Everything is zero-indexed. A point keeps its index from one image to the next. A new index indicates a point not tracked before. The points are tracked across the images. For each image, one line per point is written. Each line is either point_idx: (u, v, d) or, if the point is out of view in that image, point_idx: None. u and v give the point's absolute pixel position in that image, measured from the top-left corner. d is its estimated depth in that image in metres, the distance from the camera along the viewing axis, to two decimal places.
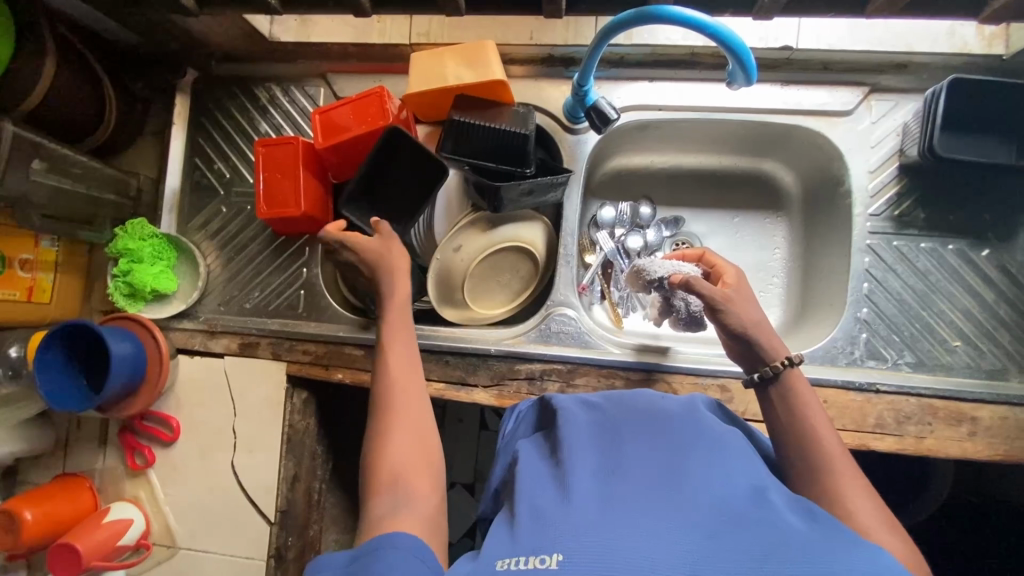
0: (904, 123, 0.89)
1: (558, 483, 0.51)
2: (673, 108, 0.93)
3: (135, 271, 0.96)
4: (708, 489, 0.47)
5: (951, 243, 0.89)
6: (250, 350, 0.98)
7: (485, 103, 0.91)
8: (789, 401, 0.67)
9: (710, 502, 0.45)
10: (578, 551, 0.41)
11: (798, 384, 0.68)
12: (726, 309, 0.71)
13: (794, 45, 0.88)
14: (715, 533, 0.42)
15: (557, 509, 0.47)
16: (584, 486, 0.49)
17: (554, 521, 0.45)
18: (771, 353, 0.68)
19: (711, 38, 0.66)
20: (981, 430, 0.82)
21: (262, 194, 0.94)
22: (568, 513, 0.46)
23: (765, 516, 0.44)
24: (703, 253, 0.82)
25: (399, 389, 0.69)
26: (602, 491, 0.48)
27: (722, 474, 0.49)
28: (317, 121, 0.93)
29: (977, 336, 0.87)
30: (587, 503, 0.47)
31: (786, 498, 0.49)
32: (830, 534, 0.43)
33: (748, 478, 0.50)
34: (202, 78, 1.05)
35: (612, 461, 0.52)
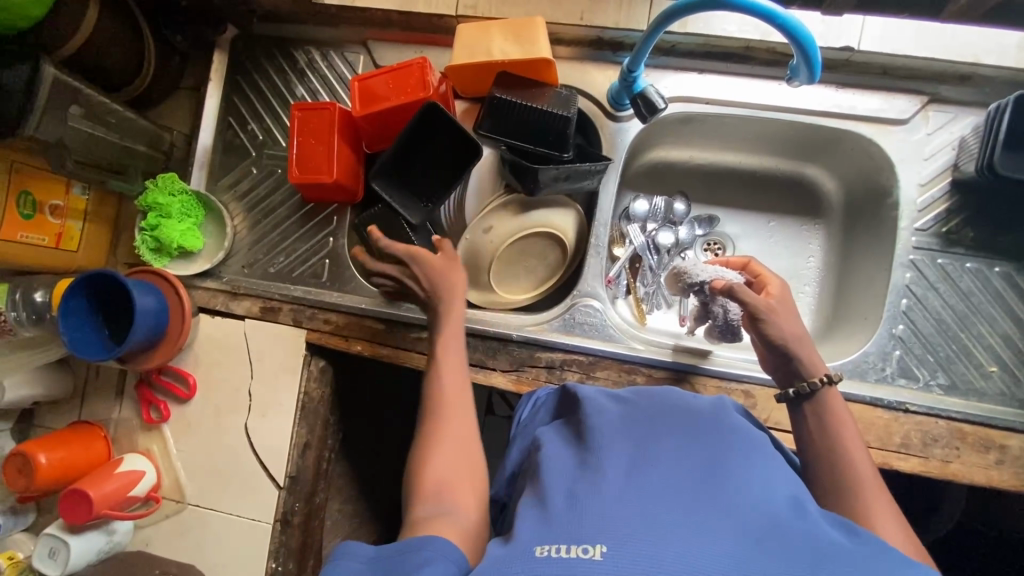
0: (961, 136, 0.86)
1: (591, 468, 0.50)
2: (721, 103, 0.90)
3: (162, 226, 0.95)
4: (748, 489, 0.46)
5: (997, 266, 0.86)
6: (271, 314, 0.98)
7: (527, 82, 0.89)
8: (818, 411, 0.66)
9: (751, 504, 0.44)
10: (623, 543, 0.41)
11: (833, 401, 0.66)
12: (772, 321, 0.69)
13: (856, 45, 0.83)
14: (762, 538, 0.41)
15: (590, 494, 0.46)
16: (620, 473, 0.48)
17: (593, 508, 0.44)
18: (811, 369, 0.67)
19: (779, 28, 0.63)
20: (1008, 459, 0.80)
21: (295, 158, 0.93)
22: (602, 500, 0.45)
23: (809, 529, 0.43)
24: (748, 261, 0.81)
25: (451, 398, 0.72)
26: (637, 477, 0.47)
27: (760, 477, 0.48)
28: (355, 88, 0.91)
29: (1014, 364, 0.84)
30: (626, 491, 0.45)
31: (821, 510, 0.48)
32: (874, 552, 0.43)
33: (784, 485, 0.49)
34: (242, 36, 1.04)
35: (643, 448, 0.52)
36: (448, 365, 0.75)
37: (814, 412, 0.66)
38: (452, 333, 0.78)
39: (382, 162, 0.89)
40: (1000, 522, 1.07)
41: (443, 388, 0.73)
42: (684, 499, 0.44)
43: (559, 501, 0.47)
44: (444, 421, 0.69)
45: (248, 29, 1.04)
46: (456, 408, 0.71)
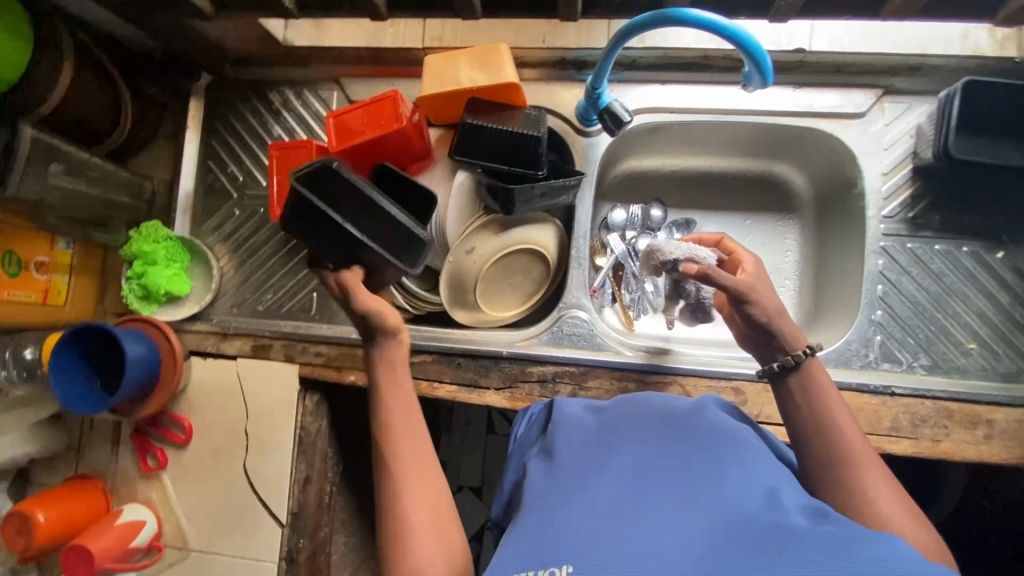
0: (918, 124, 0.89)
1: (567, 491, 0.53)
2: (685, 111, 0.93)
3: (150, 273, 0.97)
4: (716, 492, 0.49)
5: (966, 246, 0.88)
6: (263, 352, 0.99)
7: (497, 106, 0.92)
8: (814, 397, 0.66)
9: (716, 508, 0.47)
10: (585, 562, 0.45)
11: (820, 374, 0.67)
12: (750, 294, 0.70)
13: (807, 48, 0.87)
14: (725, 538, 0.44)
15: (560, 521, 0.50)
16: (593, 492, 0.51)
17: (563, 532, 0.48)
18: (794, 342, 0.68)
19: (728, 39, 0.66)
20: (996, 434, 0.82)
21: (276, 197, 0.95)
22: (570, 527, 0.49)
23: (776, 518, 0.45)
24: (720, 238, 0.84)
25: (410, 460, 0.64)
26: (607, 495, 0.50)
27: (730, 473, 0.51)
28: (330, 125, 0.94)
29: (991, 339, 0.86)
30: (595, 512, 0.49)
31: (797, 498, 0.50)
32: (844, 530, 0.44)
33: (758, 477, 0.51)
34: (216, 82, 1.06)
35: (621, 461, 0.55)
36: (397, 431, 0.66)
37: (810, 402, 0.66)
38: (397, 399, 0.68)
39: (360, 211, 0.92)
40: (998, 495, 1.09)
41: (400, 453, 0.64)
42: (647, 515, 0.47)
43: (535, 532, 0.51)
44: (405, 480, 0.63)
45: (221, 74, 1.06)
46: (414, 465, 0.64)
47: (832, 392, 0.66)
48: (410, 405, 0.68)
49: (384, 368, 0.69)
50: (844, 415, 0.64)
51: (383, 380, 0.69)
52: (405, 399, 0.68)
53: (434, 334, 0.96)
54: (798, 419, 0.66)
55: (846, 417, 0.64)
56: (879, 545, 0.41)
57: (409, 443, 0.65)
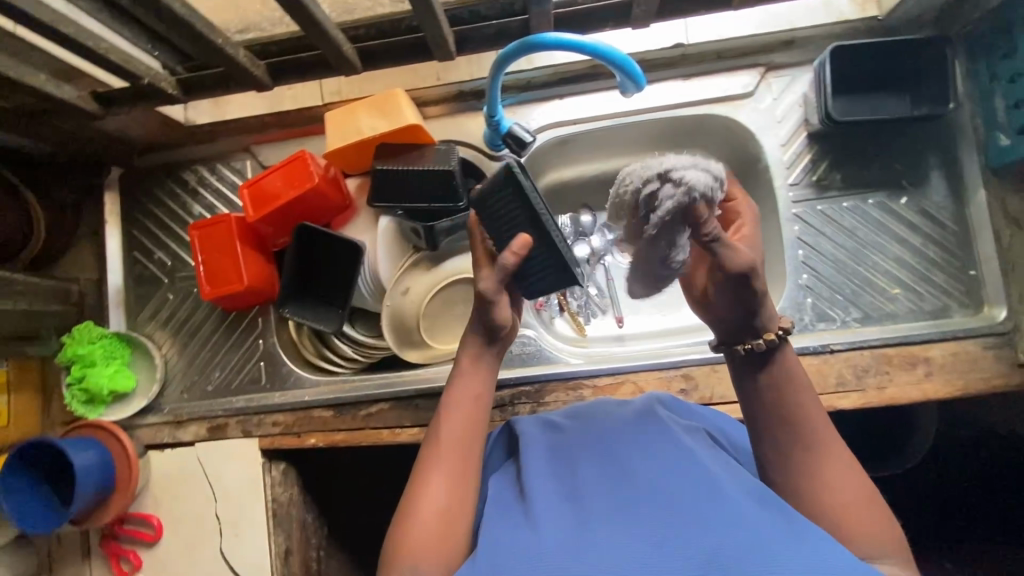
0: (803, 94, 0.94)
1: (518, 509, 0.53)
2: (586, 120, 0.97)
3: (89, 375, 0.95)
4: (675, 493, 0.49)
5: (871, 198, 0.92)
6: (219, 432, 0.97)
7: (406, 148, 0.93)
8: (779, 379, 0.59)
9: (675, 509, 0.47)
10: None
11: (789, 361, 0.60)
12: (722, 249, 0.57)
13: (685, 41, 0.92)
14: (667, 547, 0.44)
15: (533, 525, 0.50)
16: (542, 510, 0.51)
17: (513, 546, 0.48)
18: (766, 323, 0.60)
19: (592, 55, 0.71)
20: (936, 370, 0.85)
21: (204, 276, 0.96)
22: (542, 530, 0.48)
23: (718, 519, 0.46)
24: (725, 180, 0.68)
25: (444, 464, 0.59)
26: (555, 515, 0.51)
27: (678, 476, 0.51)
28: (247, 195, 0.94)
29: (913, 280, 0.90)
30: (542, 527, 0.49)
31: (745, 493, 0.50)
32: (782, 530, 0.45)
33: (705, 475, 0.52)
34: (128, 173, 1.06)
35: (572, 479, 0.55)
36: (449, 445, 0.60)
37: (773, 382, 0.60)
38: (460, 416, 0.61)
39: (285, 283, 0.95)
40: (970, 428, 1.11)
41: (437, 455, 0.59)
42: (623, 520, 0.48)
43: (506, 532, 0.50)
44: (430, 485, 0.57)
45: (132, 164, 1.06)
46: (450, 474, 0.58)
47: (798, 371, 0.60)
48: (477, 429, 0.62)
49: (467, 381, 0.64)
50: (803, 391, 0.59)
51: (459, 392, 0.63)
52: (474, 420, 0.62)
53: (388, 380, 0.95)
54: (759, 398, 0.60)
55: (809, 396, 0.59)
56: (807, 551, 0.43)
57: (456, 459, 0.59)
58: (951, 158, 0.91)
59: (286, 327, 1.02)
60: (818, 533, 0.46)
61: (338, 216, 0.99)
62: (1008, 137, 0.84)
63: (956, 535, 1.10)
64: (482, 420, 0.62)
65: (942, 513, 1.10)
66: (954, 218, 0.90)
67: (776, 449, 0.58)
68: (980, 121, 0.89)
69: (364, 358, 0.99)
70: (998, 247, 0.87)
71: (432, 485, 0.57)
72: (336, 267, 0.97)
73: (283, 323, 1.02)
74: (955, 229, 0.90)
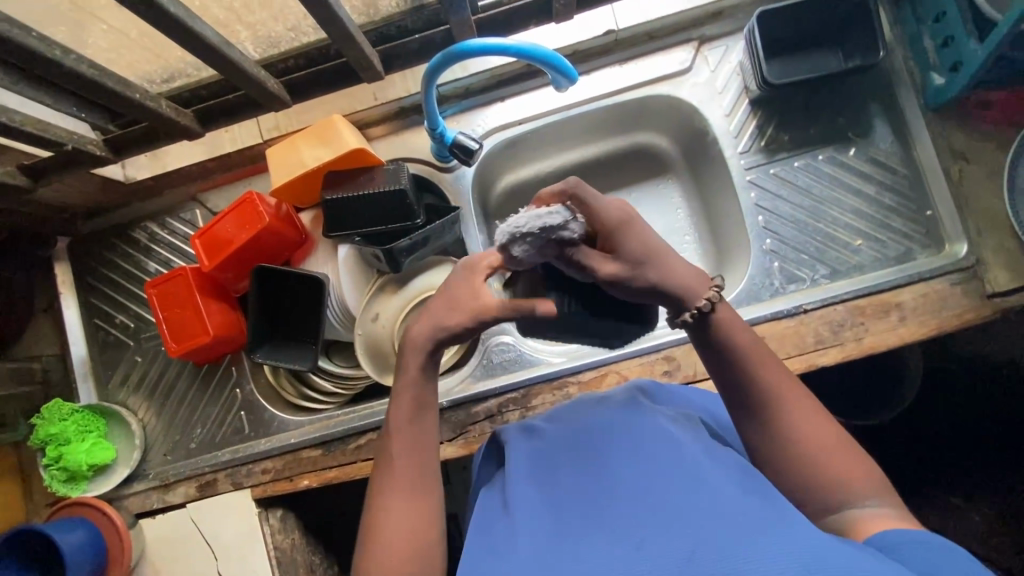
0: (739, 62, 0.94)
1: (505, 525, 0.53)
2: (530, 118, 0.97)
3: (66, 453, 0.91)
4: (644, 487, 0.50)
5: (821, 154, 0.93)
6: (210, 488, 0.94)
7: (354, 172, 0.91)
8: (726, 349, 0.58)
9: (642, 503, 0.48)
10: None
11: (728, 322, 0.59)
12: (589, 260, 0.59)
13: (615, 27, 0.91)
14: (644, 543, 0.44)
15: (511, 540, 0.51)
16: (527, 525, 0.51)
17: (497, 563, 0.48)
18: (693, 294, 0.58)
19: (517, 56, 0.73)
20: (909, 313, 0.83)
21: (169, 333, 0.94)
22: (515, 542, 0.50)
23: (693, 511, 0.45)
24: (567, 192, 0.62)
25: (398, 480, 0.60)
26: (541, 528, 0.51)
27: (656, 471, 0.51)
28: (199, 244, 0.92)
29: (874, 229, 0.90)
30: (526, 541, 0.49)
31: (724, 478, 0.50)
32: (757, 513, 0.45)
33: (683, 465, 0.51)
34: (77, 240, 1.03)
35: (553, 486, 0.56)
36: (400, 465, 0.61)
37: (721, 354, 0.59)
38: (410, 431, 0.62)
39: (251, 329, 0.92)
40: (962, 364, 1.10)
41: (390, 472, 0.61)
42: (594, 523, 0.48)
43: (481, 550, 0.51)
44: (387, 509, 0.59)
45: (79, 231, 1.03)
46: (407, 497, 0.59)
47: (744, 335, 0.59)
48: (424, 444, 0.63)
49: (405, 401, 0.63)
50: (760, 356, 0.58)
51: (399, 413, 0.63)
52: (421, 438, 0.62)
53: (374, 410, 0.93)
54: (719, 376, 0.60)
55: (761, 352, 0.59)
56: (783, 528, 0.42)
57: (412, 476, 0.60)
58: (891, 104, 0.92)
59: (262, 373, 1.00)
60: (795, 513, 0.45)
61: (297, 252, 0.98)
62: (942, 76, 0.87)
63: (968, 474, 1.08)
64: (429, 433, 0.63)
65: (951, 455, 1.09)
66: (903, 162, 0.91)
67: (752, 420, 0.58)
68: (914, 65, 0.91)
69: (347, 391, 0.98)
70: (950, 184, 0.88)
71: (391, 511, 0.59)
72: (298, 301, 0.96)
73: (258, 368, 1.00)
74: (906, 173, 0.91)
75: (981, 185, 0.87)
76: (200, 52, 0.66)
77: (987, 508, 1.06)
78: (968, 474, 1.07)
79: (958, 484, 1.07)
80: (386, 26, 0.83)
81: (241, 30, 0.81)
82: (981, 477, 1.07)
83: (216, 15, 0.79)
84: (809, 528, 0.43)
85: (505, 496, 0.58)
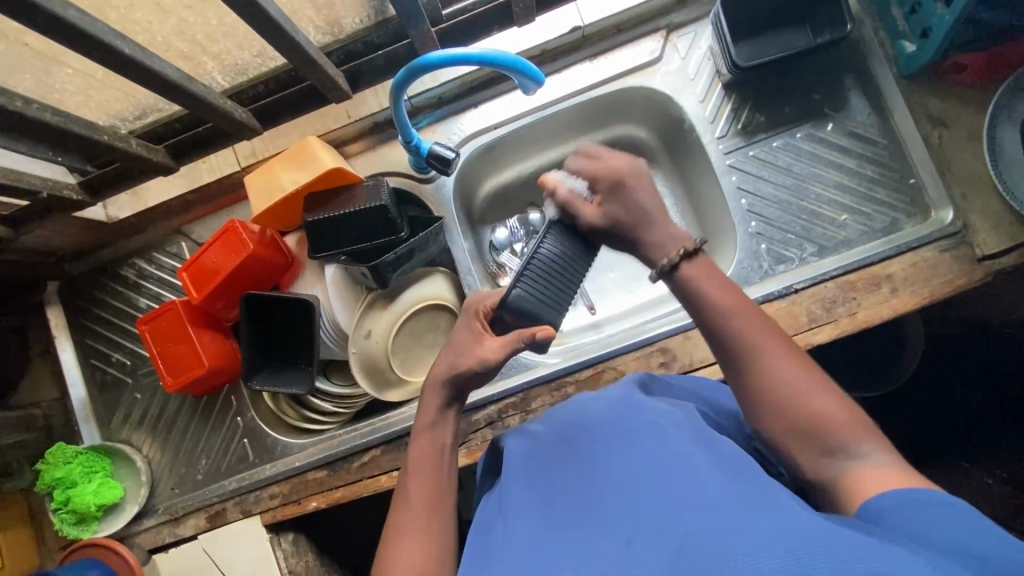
0: (709, 47, 0.94)
1: (503, 528, 0.53)
2: (505, 122, 0.96)
3: (73, 496, 0.91)
4: (636, 483, 0.49)
5: (798, 131, 0.93)
6: (219, 518, 0.94)
7: (333, 192, 0.91)
8: (700, 295, 0.59)
9: (630, 498, 0.48)
10: None
11: (703, 270, 0.60)
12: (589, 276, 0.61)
13: (581, 23, 0.91)
14: (636, 538, 0.44)
15: (508, 545, 0.51)
16: (523, 527, 0.52)
17: (495, 568, 0.48)
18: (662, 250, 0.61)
19: (479, 64, 0.74)
20: (900, 284, 0.83)
21: (165, 368, 0.94)
22: (511, 550, 0.49)
23: (683, 500, 0.45)
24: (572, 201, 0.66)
25: (413, 516, 0.59)
26: (536, 528, 0.51)
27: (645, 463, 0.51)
28: (187, 276, 0.92)
29: (858, 203, 0.90)
30: (523, 545, 0.49)
31: (713, 466, 0.50)
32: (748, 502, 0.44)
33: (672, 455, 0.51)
34: (66, 283, 1.03)
35: (547, 487, 0.55)
36: (417, 504, 0.60)
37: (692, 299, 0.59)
38: (423, 468, 0.63)
39: (246, 358, 0.92)
40: (961, 328, 1.09)
41: (406, 510, 0.60)
42: (589, 524, 0.48)
43: (480, 558, 0.52)
44: (401, 547, 0.56)
45: (68, 273, 1.03)
46: (421, 532, 0.57)
47: (717, 276, 0.60)
48: (440, 481, 0.62)
49: (422, 442, 0.65)
50: (731, 293, 0.59)
51: (417, 454, 0.64)
52: (438, 476, 0.62)
53: (375, 426, 0.93)
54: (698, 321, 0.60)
55: (740, 297, 0.59)
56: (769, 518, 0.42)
57: (428, 513, 0.59)
58: (865, 75, 0.92)
59: (261, 399, 1.00)
60: (788, 499, 0.45)
61: (285, 275, 0.98)
62: (913, 43, 0.87)
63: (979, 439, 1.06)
64: (444, 470, 0.63)
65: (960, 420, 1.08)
66: (882, 133, 0.91)
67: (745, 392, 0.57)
68: (884, 35, 0.90)
69: (348, 409, 0.98)
70: (930, 150, 0.87)
71: (406, 547, 0.56)
72: (286, 322, 0.96)
73: (257, 395, 1.00)
74: (885, 143, 0.90)
75: (962, 148, 0.86)
76: (161, 88, 0.67)
77: (1001, 470, 1.05)
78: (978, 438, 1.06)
79: (969, 449, 1.06)
80: (352, 43, 0.84)
81: (207, 61, 0.80)
82: (992, 440, 1.06)
83: (180, 48, 0.76)
84: (808, 517, 0.42)
85: (501, 502, 0.57)
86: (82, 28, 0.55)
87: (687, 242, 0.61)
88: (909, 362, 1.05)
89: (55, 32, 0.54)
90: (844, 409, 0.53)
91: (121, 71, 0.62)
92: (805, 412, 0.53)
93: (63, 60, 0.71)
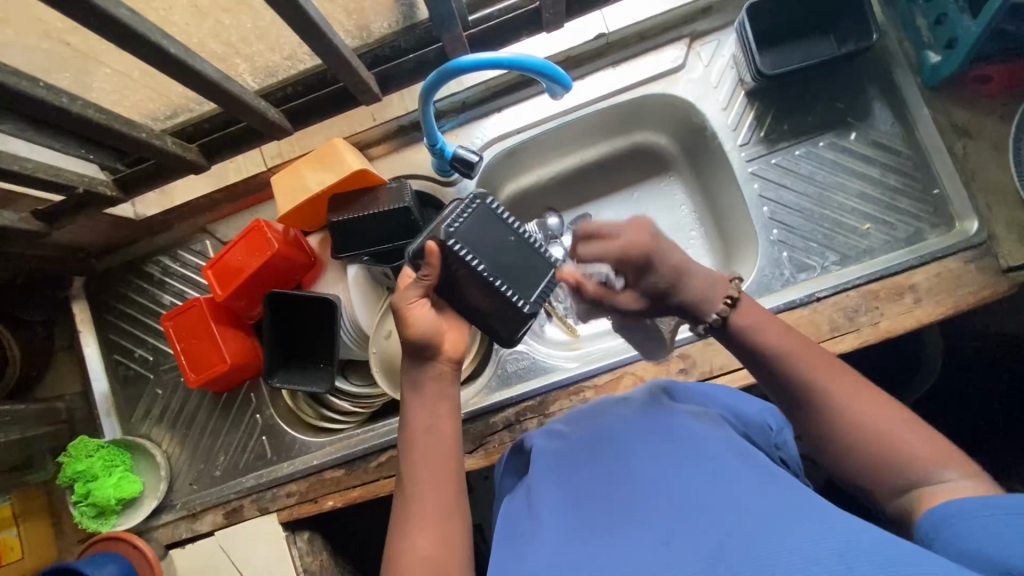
0: (732, 55, 0.95)
1: (532, 522, 0.54)
2: (528, 127, 0.98)
3: (94, 490, 0.92)
4: (669, 482, 0.49)
5: (821, 140, 0.93)
6: (235, 515, 0.94)
7: (358, 194, 0.92)
8: (749, 341, 0.63)
9: (665, 499, 0.48)
10: None
11: (753, 318, 0.64)
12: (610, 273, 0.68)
13: (606, 30, 0.92)
14: (669, 537, 0.45)
15: (539, 538, 0.51)
16: (555, 522, 0.52)
17: (530, 559, 0.49)
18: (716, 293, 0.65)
19: (511, 68, 0.75)
20: (924, 294, 0.82)
21: (186, 363, 0.95)
22: (541, 543, 0.50)
23: (716, 501, 0.45)
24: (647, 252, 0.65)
25: (431, 504, 0.59)
26: (566, 524, 0.51)
27: (672, 463, 0.51)
28: (214, 273, 0.93)
29: (880, 212, 0.90)
30: (556, 539, 0.50)
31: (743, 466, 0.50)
32: (780, 501, 0.45)
33: (698, 456, 0.51)
34: (92, 278, 1.05)
35: (575, 485, 0.56)
36: (428, 488, 0.60)
37: (747, 349, 0.63)
38: (431, 453, 0.62)
39: (266, 356, 0.93)
40: (979, 341, 1.08)
41: (420, 495, 0.60)
42: (614, 520, 0.49)
43: (509, 554, 0.52)
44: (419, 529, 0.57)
45: (94, 269, 1.05)
46: (437, 515, 0.58)
47: (770, 322, 0.63)
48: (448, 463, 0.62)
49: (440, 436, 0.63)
50: (789, 337, 0.62)
51: (425, 440, 0.63)
52: (442, 463, 0.62)
53: (392, 426, 0.93)
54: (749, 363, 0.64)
55: (796, 338, 0.62)
56: (800, 518, 0.42)
57: (437, 494, 0.60)
58: (888, 84, 0.92)
59: (280, 397, 1.01)
60: (817, 500, 0.46)
61: (307, 275, 0.99)
62: (938, 54, 0.87)
63: (1002, 456, 1.04)
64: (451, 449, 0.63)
65: (981, 436, 1.05)
66: (906, 143, 0.90)
67: (805, 403, 0.60)
68: (908, 45, 0.91)
69: (364, 409, 0.98)
70: (955, 161, 0.87)
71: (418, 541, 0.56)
72: (306, 326, 0.97)
73: (275, 392, 1.01)
74: (910, 153, 0.90)
75: (986, 158, 0.86)
76: (200, 87, 0.69)
77: None
78: (1001, 454, 1.04)
79: (990, 465, 1.04)
80: (381, 47, 0.85)
81: (241, 63, 0.82)
82: (1013, 458, 1.04)
83: (216, 51, 0.78)
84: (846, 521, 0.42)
85: (529, 500, 0.57)
86: (132, 26, 0.56)
87: (729, 290, 0.65)
88: (935, 359, 1.04)
89: (105, 30, 0.56)
90: (925, 440, 0.54)
91: (165, 70, 0.64)
92: (895, 455, 0.54)
93: (102, 59, 0.74)
